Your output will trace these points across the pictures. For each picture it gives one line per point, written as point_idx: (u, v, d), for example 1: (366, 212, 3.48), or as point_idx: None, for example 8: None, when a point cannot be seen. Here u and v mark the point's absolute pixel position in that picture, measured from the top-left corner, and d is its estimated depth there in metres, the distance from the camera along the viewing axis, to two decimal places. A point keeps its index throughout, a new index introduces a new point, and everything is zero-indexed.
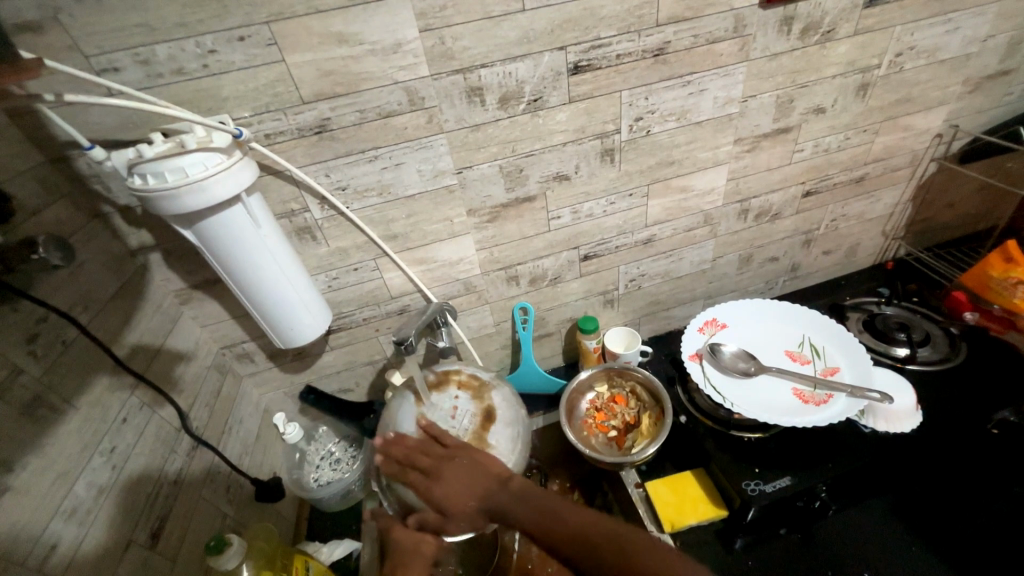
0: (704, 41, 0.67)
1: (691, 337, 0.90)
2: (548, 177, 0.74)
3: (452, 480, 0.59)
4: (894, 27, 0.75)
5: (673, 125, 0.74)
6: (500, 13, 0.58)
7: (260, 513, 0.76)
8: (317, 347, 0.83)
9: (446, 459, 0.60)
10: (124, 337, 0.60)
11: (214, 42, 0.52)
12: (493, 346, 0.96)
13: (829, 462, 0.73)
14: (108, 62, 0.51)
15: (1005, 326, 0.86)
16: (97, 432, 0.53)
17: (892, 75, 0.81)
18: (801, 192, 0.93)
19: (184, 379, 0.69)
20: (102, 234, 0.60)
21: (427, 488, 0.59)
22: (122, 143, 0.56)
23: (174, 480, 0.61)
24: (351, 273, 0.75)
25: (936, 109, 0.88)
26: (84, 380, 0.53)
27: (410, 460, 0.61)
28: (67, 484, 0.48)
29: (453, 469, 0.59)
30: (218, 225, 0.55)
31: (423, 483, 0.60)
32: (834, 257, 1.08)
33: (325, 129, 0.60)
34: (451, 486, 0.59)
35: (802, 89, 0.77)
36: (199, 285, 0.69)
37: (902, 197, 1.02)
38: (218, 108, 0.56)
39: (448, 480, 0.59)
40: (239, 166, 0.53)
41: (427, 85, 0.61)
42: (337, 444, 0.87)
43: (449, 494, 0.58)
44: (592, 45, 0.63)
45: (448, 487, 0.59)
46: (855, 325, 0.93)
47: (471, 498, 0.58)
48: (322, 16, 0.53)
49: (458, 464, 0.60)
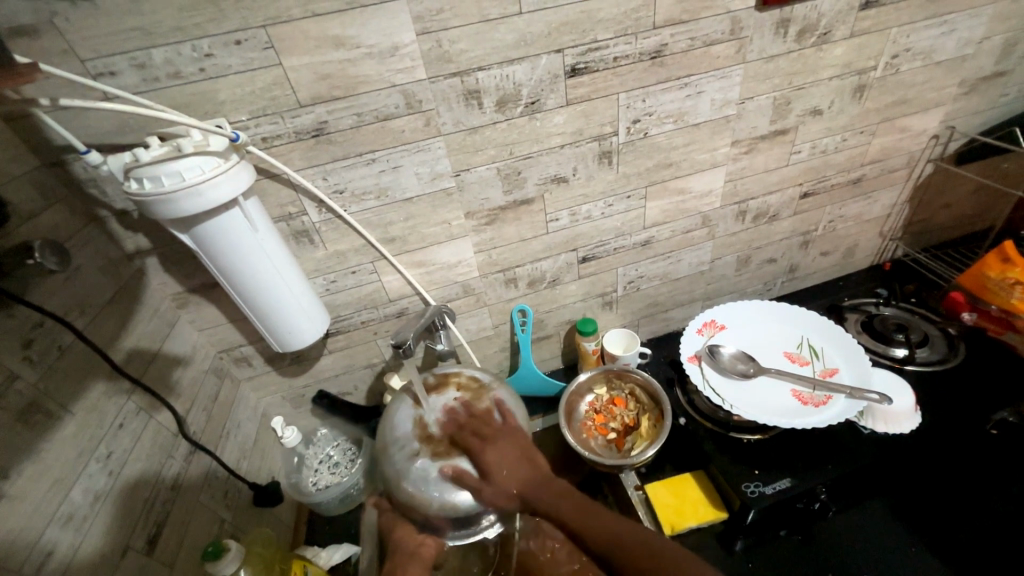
0: (701, 43, 0.68)
1: (690, 339, 0.90)
2: (546, 179, 0.74)
3: (505, 451, 0.63)
4: (890, 29, 0.75)
5: (670, 127, 0.75)
6: (497, 16, 0.58)
7: (258, 518, 0.75)
8: (315, 351, 0.82)
9: (501, 433, 0.64)
10: (120, 342, 0.60)
11: (211, 46, 0.52)
12: (492, 349, 0.95)
13: (828, 464, 0.73)
14: (104, 66, 0.51)
15: (1003, 327, 0.85)
16: (93, 438, 0.52)
17: (889, 77, 0.81)
18: (798, 193, 0.93)
19: (181, 384, 0.68)
20: (99, 238, 0.60)
21: (480, 449, 0.61)
22: (118, 147, 0.55)
23: (171, 486, 0.61)
24: (349, 277, 0.75)
25: (933, 110, 0.89)
26: (80, 385, 0.52)
27: (472, 424, 0.63)
28: (63, 490, 0.47)
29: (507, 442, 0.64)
30: (215, 229, 0.55)
31: (477, 442, 0.62)
32: (831, 258, 1.09)
33: (322, 132, 0.60)
34: (502, 455, 0.62)
35: (799, 92, 0.77)
36: (196, 289, 0.69)
37: (899, 198, 1.02)
38: (214, 112, 0.56)
39: (500, 449, 0.62)
40: (236, 170, 0.53)
41: (424, 88, 0.61)
42: (336, 447, 0.88)
43: (499, 459, 0.61)
44: (589, 48, 0.63)
45: (500, 454, 0.62)
46: (853, 326, 0.94)
47: (514, 476, 0.61)
48: (319, 20, 0.53)
49: (512, 439, 0.64)
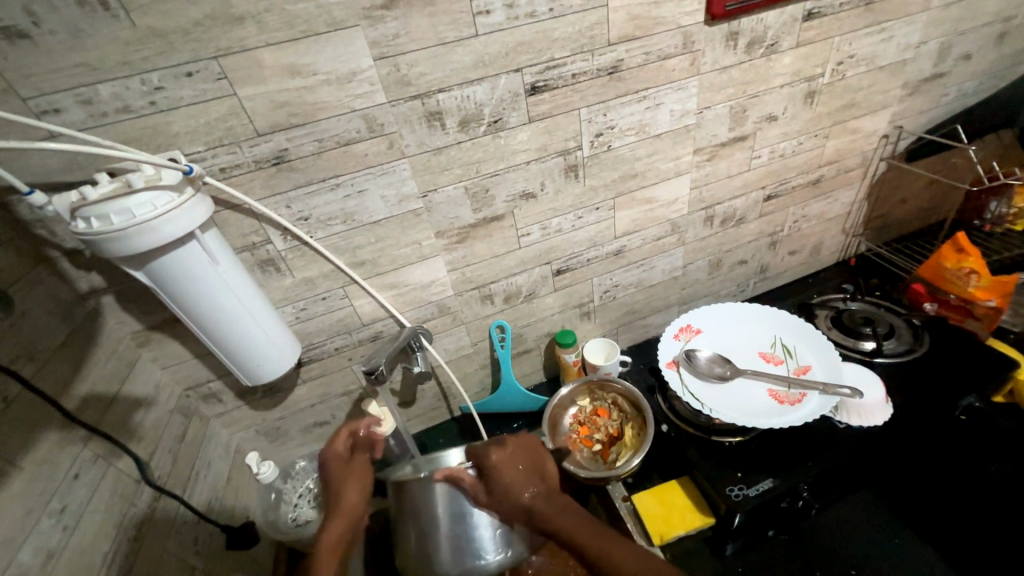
0: (656, 58, 0.70)
1: (667, 345, 0.90)
2: (515, 196, 0.75)
3: (522, 445, 0.64)
4: (833, 38, 0.79)
5: (633, 139, 0.76)
6: (454, 38, 0.59)
7: (233, 563, 0.72)
8: (288, 382, 0.80)
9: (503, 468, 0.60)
10: (75, 387, 0.57)
11: (161, 79, 0.51)
12: (472, 367, 0.94)
13: (808, 461, 0.74)
14: (48, 103, 0.49)
15: (963, 316, 0.90)
16: (45, 491, 0.49)
17: (837, 82, 0.85)
18: (762, 196, 0.96)
19: (144, 426, 0.65)
20: (49, 280, 0.57)
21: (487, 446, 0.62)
22: (67, 186, 0.54)
23: (134, 535, 0.58)
24: (320, 303, 0.74)
25: (880, 112, 0.93)
26: (29, 437, 0.50)
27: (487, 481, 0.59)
28: (10, 552, 0.44)
29: (523, 440, 0.64)
30: (172, 263, 0.53)
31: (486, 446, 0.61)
32: (799, 257, 1.12)
33: (283, 159, 0.60)
34: (517, 452, 0.62)
35: (754, 100, 0.80)
36: (157, 326, 0.67)
37: (857, 196, 1.06)
38: (168, 144, 0.55)
39: (513, 450, 0.62)
40: (192, 202, 0.51)
41: (385, 111, 0.60)
42: (316, 479, 0.82)
43: (517, 452, 0.62)
44: (547, 66, 0.65)
45: (521, 447, 0.63)
46: (824, 322, 0.96)
47: (518, 472, 0.60)
48: (273, 49, 0.53)
49: (524, 443, 0.64)
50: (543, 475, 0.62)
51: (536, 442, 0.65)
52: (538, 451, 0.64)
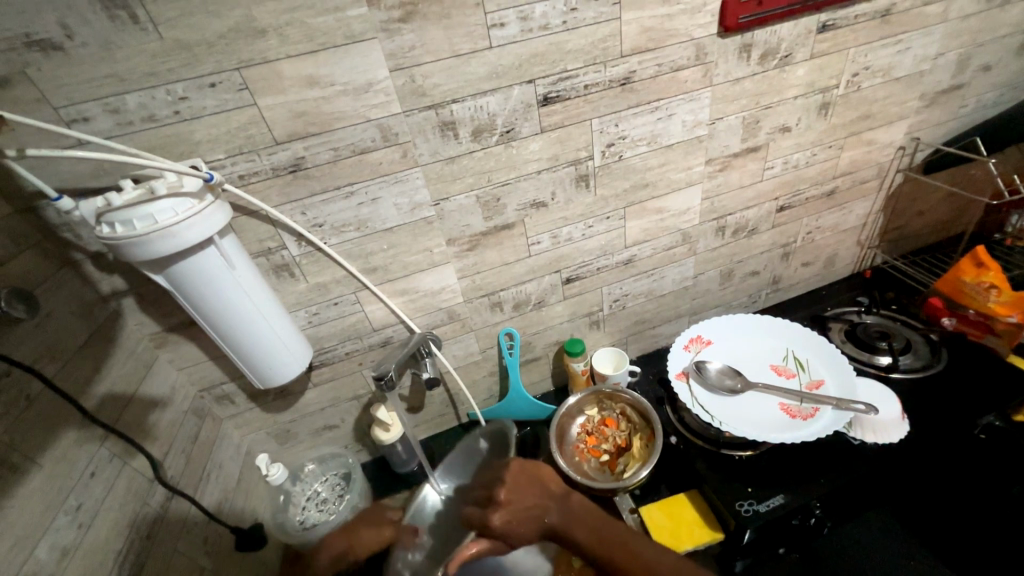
0: (668, 69, 0.70)
1: (676, 356, 0.90)
2: (526, 205, 0.75)
3: (512, 487, 0.73)
4: (848, 50, 0.78)
5: (645, 149, 0.76)
6: (468, 50, 0.60)
7: (241, 565, 0.72)
8: (299, 385, 0.81)
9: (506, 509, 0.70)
10: (93, 387, 0.58)
11: (185, 89, 0.53)
12: (480, 374, 0.94)
13: (821, 478, 0.72)
14: (78, 112, 0.51)
15: (983, 331, 0.88)
16: (62, 489, 0.50)
17: (852, 94, 0.84)
18: (774, 208, 0.95)
19: (159, 427, 0.67)
20: (73, 281, 0.59)
21: (487, 515, 0.70)
22: (93, 191, 0.56)
23: (146, 534, 0.59)
24: (332, 308, 0.75)
25: (897, 123, 0.92)
26: (49, 435, 0.51)
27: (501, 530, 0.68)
28: (27, 548, 0.45)
29: (510, 483, 0.73)
30: (191, 268, 0.55)
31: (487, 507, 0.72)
32: (813, 269, 1.11)
33: (300, 167, 0.61)
34: (511, 497, 0.71)
35: (767, 111, 0.80)
36: (174, 328, 0.68)
37: (873, 208, 1.05)
38: (190, 152, 0.56)
39: (510, 498, 0.71)
40: (212, 209, 0.53)
41: (400, 121, 0.62)
42: (322, 484, 0.84)
43: (513, 498, 0.71)
44: (560, 78, 0.65)
45: (513, 491, 0.72)
46: (838, 336, 0.94)
47: (524, 511, 0.69)
48: (293, 61, 0.54)
49: (517, 480, 0.73)
50: (545, 494, 0.71)
51: (519, 472, 0.75)
52: (526, 477, 0.74)
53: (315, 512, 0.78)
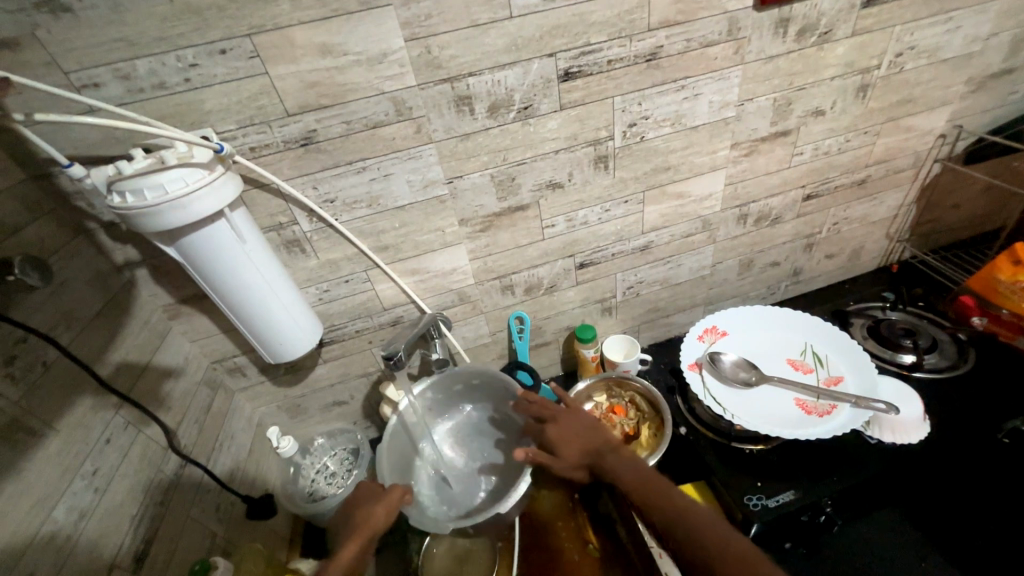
0: (698, 44, 0.66)
1: (690, 346, 0.88)
2: (541, 185, 0.73)
3: (565, 422, 0.70)
4: (892, 28, 0.73)
5: (668, 130, 0.73)
6: (487, 20, 0.57)
7: (253, 532, 0.75)
8: (309, 360, 0.81)
9: (559, 433, 0.69)
10: (108, 355, 0.59)
11: (195, 56, 0.51)
12: (490, 356, 0.94)
13: (834, 476, 0.71)
14: (88, 78, 0.50)
15: (1015, 332, 0.82)
16: (79, 454, 0.52)
17: (893, 76, 0.79)
18: (801, 196, 0.91)
19: (173, 396, 0.68)
20: (88, 251, 0.60)
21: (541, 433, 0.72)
22: (105, 160, 0.55)
23: (160, 500, 0.60)
24: (343, 285, 0.74)
25: (939, 109, 0.86)
26: (65, 402, 0.52)
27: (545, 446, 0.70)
28: (46, 509, 0.46)
29: (563, 412, 0.71)
30: (201, 241, 0.54)
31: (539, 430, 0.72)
32: (836, 261, 1.06)
33: (311, 141, 0.59)
34: (562, 426, 0.70)
35: (801, 92, 0.76)
36: (187, 300, 0.69)
37: (906, 198, 1.00)
38: (202, 122, 0.55)
39: (562, 425, 0.70)
40: (222, 181, 0.52)
41: (414, 94, 0.59)
42: (332, 458, 0.86)
43: (563, 426, 0.70)
44: (582, 52, 0.62)
45: (563, 422, 0.70)
46: (859, 332, 0.91)
47: (579, 442, 0.68)
48: (305, 28, 0.52)
49: (574, 417, 0.71)
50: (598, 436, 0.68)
51: (578, 414, 0.71)
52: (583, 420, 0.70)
53: (335, 487, 0.80)
